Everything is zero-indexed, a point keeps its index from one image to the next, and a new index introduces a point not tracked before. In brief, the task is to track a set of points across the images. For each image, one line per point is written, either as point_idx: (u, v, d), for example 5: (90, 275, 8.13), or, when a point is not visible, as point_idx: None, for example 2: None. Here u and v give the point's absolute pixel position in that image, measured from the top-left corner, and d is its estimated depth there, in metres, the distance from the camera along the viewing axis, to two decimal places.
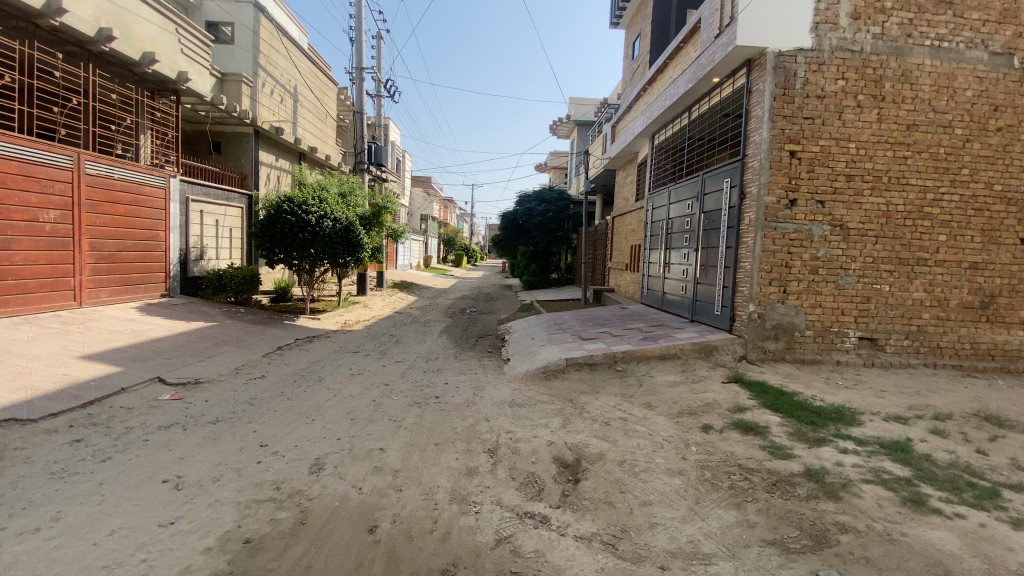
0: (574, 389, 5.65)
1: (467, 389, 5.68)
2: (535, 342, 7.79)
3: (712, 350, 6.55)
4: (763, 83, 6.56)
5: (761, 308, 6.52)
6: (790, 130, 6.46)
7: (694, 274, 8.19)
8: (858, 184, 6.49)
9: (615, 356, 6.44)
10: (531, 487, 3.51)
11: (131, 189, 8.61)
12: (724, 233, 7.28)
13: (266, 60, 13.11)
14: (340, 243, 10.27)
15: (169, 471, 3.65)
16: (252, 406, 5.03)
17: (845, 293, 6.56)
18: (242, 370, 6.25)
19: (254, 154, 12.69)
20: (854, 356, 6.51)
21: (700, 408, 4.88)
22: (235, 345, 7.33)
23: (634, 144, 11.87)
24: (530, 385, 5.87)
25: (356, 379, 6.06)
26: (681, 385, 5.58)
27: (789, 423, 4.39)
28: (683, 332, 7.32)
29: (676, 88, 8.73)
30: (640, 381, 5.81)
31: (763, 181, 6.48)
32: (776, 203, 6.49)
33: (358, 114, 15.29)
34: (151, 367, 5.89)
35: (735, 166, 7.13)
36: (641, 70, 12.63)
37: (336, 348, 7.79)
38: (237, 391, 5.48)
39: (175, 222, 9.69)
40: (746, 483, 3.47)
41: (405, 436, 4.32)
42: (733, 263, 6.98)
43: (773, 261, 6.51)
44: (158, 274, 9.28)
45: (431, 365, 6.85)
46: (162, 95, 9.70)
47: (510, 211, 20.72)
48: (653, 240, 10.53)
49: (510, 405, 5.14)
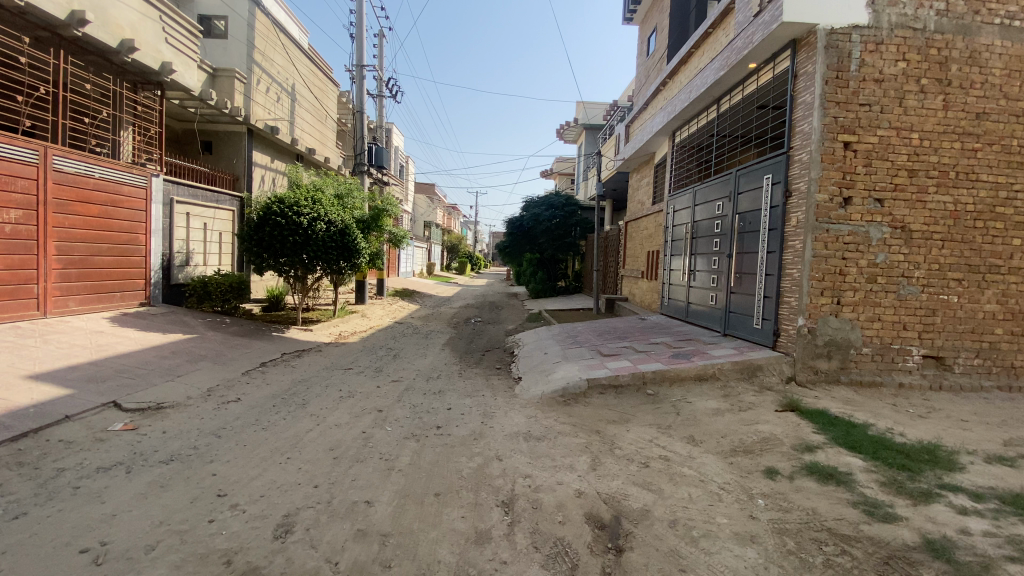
0: (601, 418, 4.78)
1: (473, 417, 4.82)
2: (549, 358, 6.92)
3: (756, 370, 5.68)
4: (812, 65, 5.74)
5: (812, 322, 5.64)
6: (844, 118, 5.63)
7: (726, 283, 7.31)
8: (922, 179, 5.66)
9: (645, 377, 5.56)
10: (562, 562, 2.66)
11: (105, 188, 7.85)
12: (765, 235, 6.40)
13: (262, 56, 12.43)
14: (334, 248, 9.45)
15: (93, 536, 2.81)
16: (219, 439, 4.19)
17: (907, 305, 5.70)
18: (216, 392, 5.41)
19: (247, 154, 11.95)
20: (919, 378, 5.65)
21: (758, 446, 4.03)
22: (212, 361, 6.48)
23: (651, 143, 11.06)
24: (548, 412, 5.00)
25: (345, 403, 5.22)
26: (727, 414, 4.71)
27: (877, 469, 3.55)
28: (718, 348, 6.42)
29: (703, 77, 7.90)
30: (677, 408, 4.93)
31: (814, 175, 5.63)
32: (828, 201, 5.63)
33: (358, 113, 14.54)
34: (109, 388, 5.09)
35: (777, 160, 6.27)
36: (657, 65, 11.85)
37: (326, 365, 6.94)
38: (204, 419, 4.63)
39: (156, 224, 8.93)
40: (847, 559, 2.62)
41: (398, 482, 3.47)
42: (777, 270, 6.11)
43: (825, 267, 5.64)
44: (136, 280, 8.49)
45: (434, 386, 5.99)
46: (146, 89, 9.01)
47: (516, 217, 19.99)
48: (674, 245, 9.69)
49: (526, 438, 4.29)
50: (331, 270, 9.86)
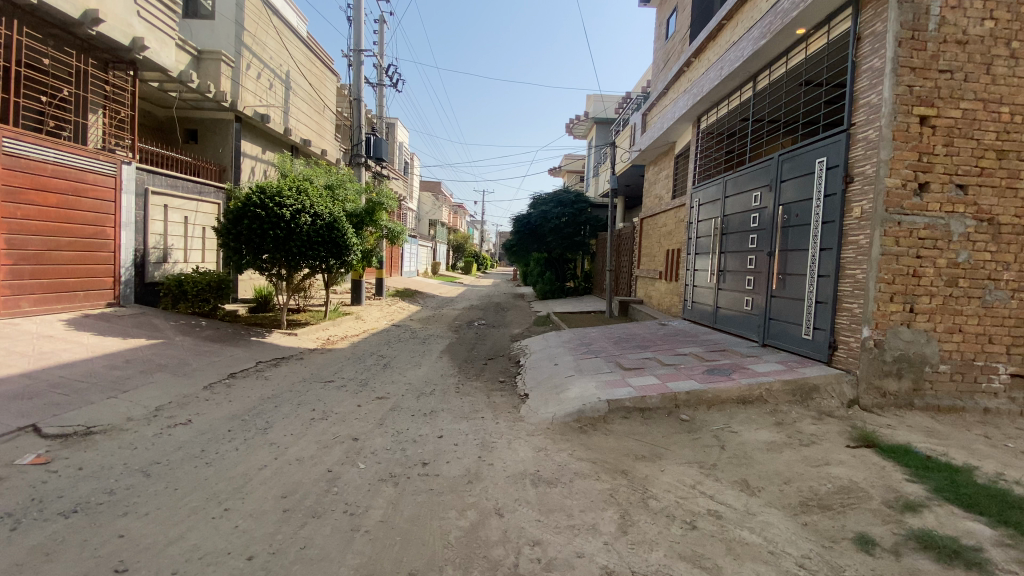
0: (627, 452, 3.85)
1: (468, 450, 3.89)
2: (560, 371, 5.99)
3: (811, 391, 4.72)
4: (882, 24, 4.73)
5: (880, 334, 4.66)
6: (920, 87, 4.64)
7: (766, 286, 6.33)
8: (1012, 162, 4.68)
9: (678, 400, 4.60)
10: None
11: (65, 174, 7.06)
12: (817, 230, 5.42)
13: (253, 40, 11.60)
14: (321, 243, 8.58)
15: None
16: (145, 481, 3.31)
17: (994, 314, 4.71)
18: (163, 413, 4.52)
19: (235, 143, 11.15)
20: (1007, 402, 4.68)
21: (838, 500, 3.10)
22: (170, 373, 5.60)
23: (672, 131, 10.07)
24: (561, 443, 4.07)
25: (316, 428, 4.32)
26: (786, 450, 3.76)
27: (1013, 542, 2.59)
28: (760, 362, 5.45)
29: (738, 49, 6.91)
30: (722, 441, 3.97)
31: (884, 157, 4.64)
32: (901, 187, 4.63)
33: (356, 101, 13.68)
34: (33, 408, 4.24)
35: (833, 141, 5.28)
36: (678, 47, 10.85)
37: (304, 376, 6.04)
38: (137, 451, 3.75)
39: (127, 217, 8.12)
40: None
41: (362, 554, 2.56)
42: (834, 271, 5.13)
43: (897, 267, 4.65)
44: (103, 279, 7.69)
45: (425, 405, 5.07)
46: (118, 68, 8.26)
47: (522, 214, 19.10)
48: (698, 243, 8.71)
49: (534, 482, 3.36)
50: (318, 268, 9.00)
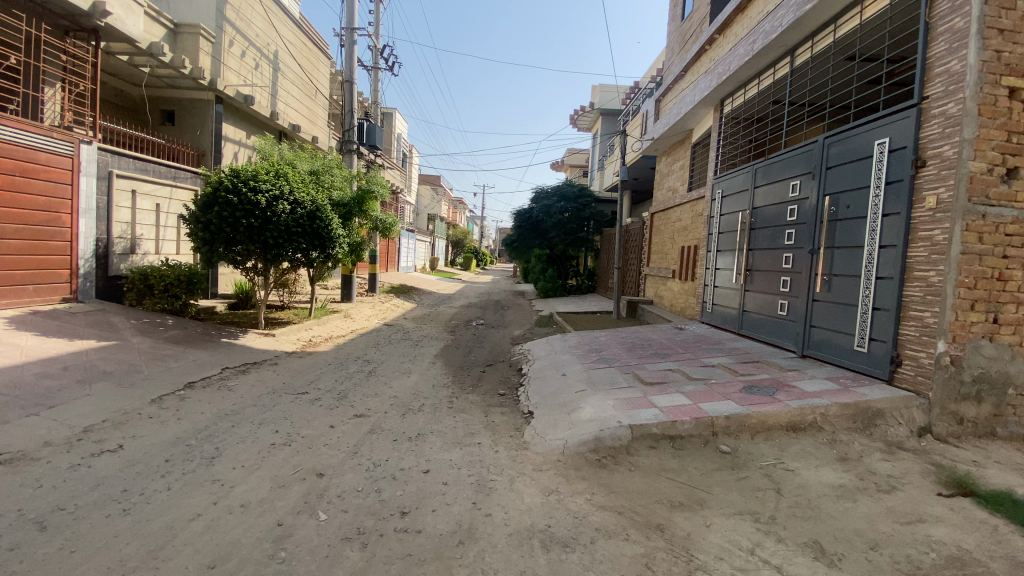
0: (660, 498, 3.07)
1: (461, 493, 3.10)
2: (570, 383, 5.20)
3: (873, 416, 3.93)
4: None
5: (958, 350, 3.85)
6: (1011, 52, 3.82)
7: (806, 289, 5.55)
8: None
9: (715, 426, 3.81)
10: None
11: (9, 152, 6.26)
12: (875, 223, 4.63)
13: (236, 14, 10.73)
14: (301, 234, 7.77)
15: None
16: (33, 537, 2.52)
17: None
18: (91, 436, 3.73)
19: (216, 126, 10.33)
20: None
21: None
22: (114, 383, 4.79)
23: (690, 116, 9.22)
24: (576, 482, 3.29)
25: (274, 458, 3.52)
26: (862, 499, 2.98)
27: None
28: (806, 378, 4.65)
29: (775, 17, 6.06)
30: (777, 483, 3.19)
31: (968, 135, 3.83)
32: (986, 173, 3.84)
33: (348, 84, 12.81)
34: None
35: (897, 117, 4.48)
36: (696, 26, 9.99)
37: (274, 387, 5.24)
38: (39, 492, 2.95)
39: (87, 203, 7.30)
40: None
41: None
42: (897, 272, 4.33)
43: (979, 269, 3.86)
44: (59, 271, 6.89)
45: (411, 426, 4.27)
46: (79, 38, 7.44)
47: (524, 209, 18.29)
48: (720, 239, 7.91)
49: (544, 544, 2.58)
50: (299, 261, 8.19)
